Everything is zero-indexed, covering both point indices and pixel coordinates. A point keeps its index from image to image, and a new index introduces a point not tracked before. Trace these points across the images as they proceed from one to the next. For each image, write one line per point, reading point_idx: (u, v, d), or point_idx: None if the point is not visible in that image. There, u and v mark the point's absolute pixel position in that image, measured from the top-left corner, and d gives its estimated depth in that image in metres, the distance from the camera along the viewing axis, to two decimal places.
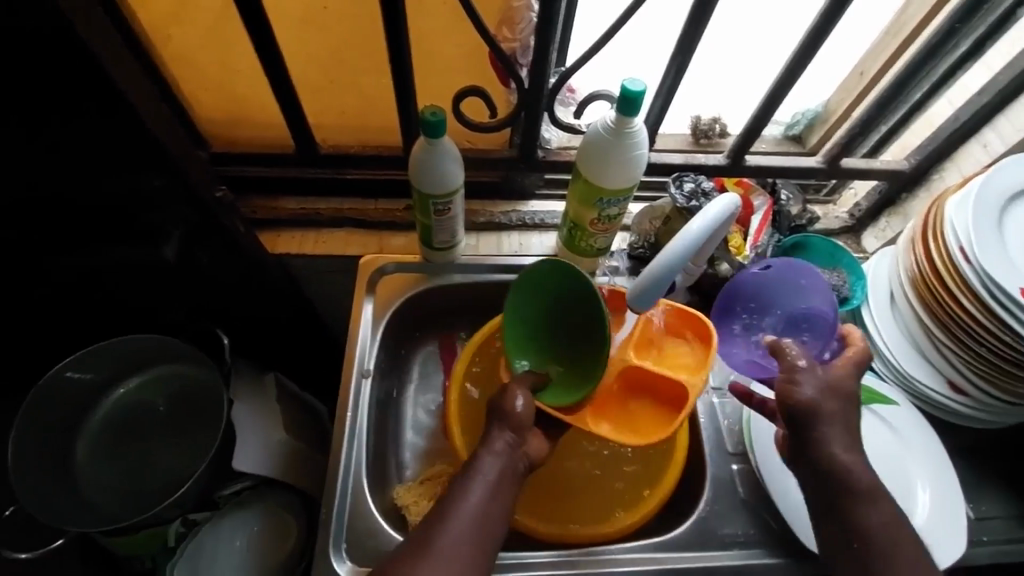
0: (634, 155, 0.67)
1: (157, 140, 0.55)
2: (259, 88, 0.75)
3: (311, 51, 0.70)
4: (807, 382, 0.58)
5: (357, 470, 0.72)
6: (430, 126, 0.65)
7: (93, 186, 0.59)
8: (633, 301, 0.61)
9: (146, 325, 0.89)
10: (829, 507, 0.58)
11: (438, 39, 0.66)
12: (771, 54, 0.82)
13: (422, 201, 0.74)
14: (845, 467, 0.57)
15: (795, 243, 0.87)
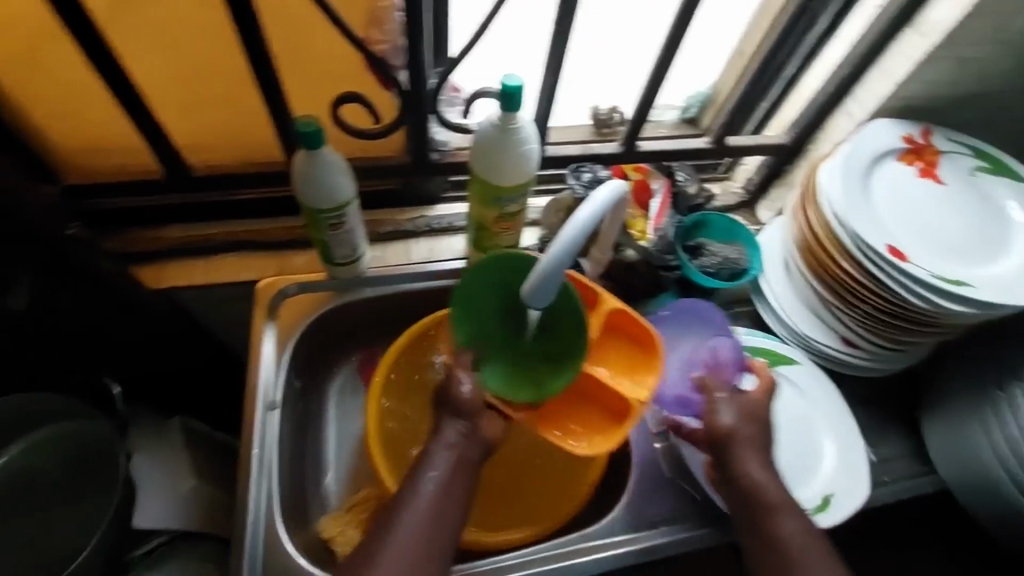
0: (524, 151, 0.67)
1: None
2: (112, 111, 0.68)
3: (169, 66, 0.65)
4: (728, 411, 0.65)
5: (269, 509, 0.67)
6: (307, 137, 0.62)
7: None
8: (531, 299, 0.59)
9: (18, 383, 0.80)
10: (750, 520, 0.62)
11: (305, 46, 0.63)
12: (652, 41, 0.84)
13: (313, 217, 0.70)
14: (759, 485, 0.62)
15: (696, 221, 0.89)
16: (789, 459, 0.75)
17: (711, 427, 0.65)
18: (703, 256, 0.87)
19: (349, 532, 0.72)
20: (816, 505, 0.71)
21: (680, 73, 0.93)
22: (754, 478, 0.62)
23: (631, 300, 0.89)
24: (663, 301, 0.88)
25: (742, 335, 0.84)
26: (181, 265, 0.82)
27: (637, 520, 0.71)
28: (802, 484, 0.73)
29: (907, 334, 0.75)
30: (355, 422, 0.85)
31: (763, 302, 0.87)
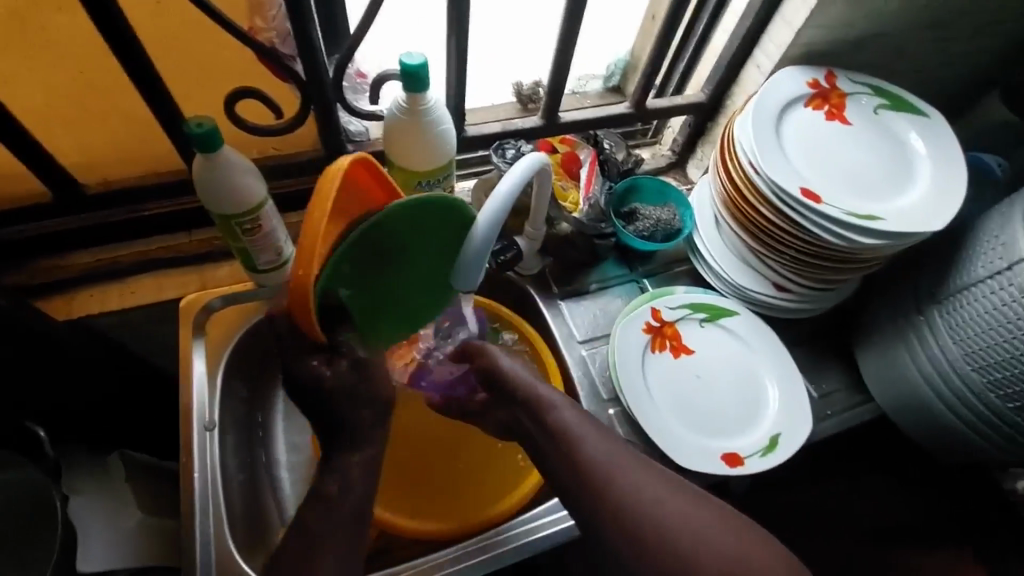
0: (438, 131, 0.65)
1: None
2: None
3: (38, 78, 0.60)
4: (504, 360, 0.67)
5: (219, 532, 0.65)
6: (201, 139, 0.59)
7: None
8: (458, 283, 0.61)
9: None
10: (567, 470, 0.59)
11: (186, 43, 0.60)
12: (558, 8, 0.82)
13: (226, 224, 0.67)
14: (566, 426, 0.61)
15: (627, 186, 0.90)
16: (736, 406, 0.77)
17: (487, 368, 0.66)
18: (637, 221, 0.88)
19: None
20: (764, 447, 0.74)
21: (594, 40, 0.93)
22: (562, 422, 0.61)
23: (572, 272, 0.89)
24: (605, 269, 0.91)
25: (682, 293, 0.85)
26: (94, 291, 0.77)
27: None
28: (750, 429, 0.75)
29: (831, 271, 0.78)
30: (305, 432, 0.82)
31: (699, 259, 0.89)
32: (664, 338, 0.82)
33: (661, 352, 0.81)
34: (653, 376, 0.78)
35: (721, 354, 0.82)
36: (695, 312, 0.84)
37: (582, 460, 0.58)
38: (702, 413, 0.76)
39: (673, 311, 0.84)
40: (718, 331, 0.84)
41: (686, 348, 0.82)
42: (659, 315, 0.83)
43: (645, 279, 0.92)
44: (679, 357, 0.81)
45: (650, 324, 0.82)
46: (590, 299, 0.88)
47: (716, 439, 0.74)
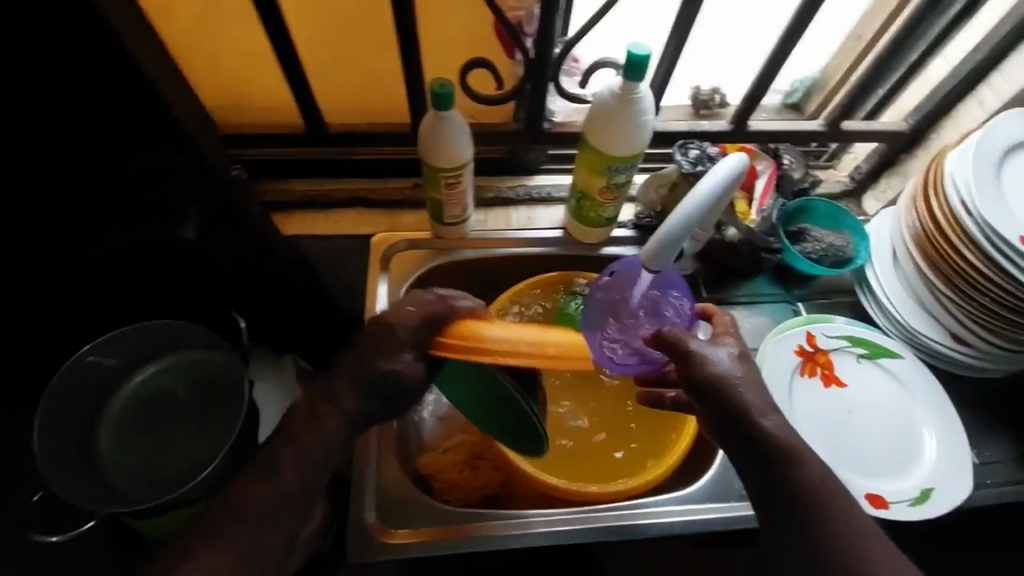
0: (640, 121, 0.69)
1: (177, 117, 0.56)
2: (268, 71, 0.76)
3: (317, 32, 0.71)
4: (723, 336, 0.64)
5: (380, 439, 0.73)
6: (439, 98, 0.67)
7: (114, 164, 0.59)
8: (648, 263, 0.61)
9: (163, 312, 0.90)
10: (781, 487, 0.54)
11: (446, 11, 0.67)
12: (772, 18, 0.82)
13: (432, 175, 0.75)
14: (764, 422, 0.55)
15: (798, 207, 0.88)
16: (886, 450, 0.74)
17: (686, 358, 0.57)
18: (806, 241, 0.86)
19: (450, 471, 0.79)
20: (913, 498, 0.70)
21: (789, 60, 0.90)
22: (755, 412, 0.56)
23: (725, 280, 0.89)
24: (757, 285, 0.90)
25: (842, 323, 0.82)
26: (307, 214, 0.90)
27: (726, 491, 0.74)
28: (898, 475, 0.72)
29: None
30: None
31: (866, 292, 0.85)
32: (816, 365, 0.80)
33: (811, 378, 0.79)
34: (798, 399, 0.77)
35: (876, 393, 0.78)
36: (854, 345, 0.81)
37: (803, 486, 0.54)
38: (846, 447, 0.74)
39: (830, 339, 0.81)
40: (877, 370, 0.80)
41: (838, 380, 0.79)
42: (813, 340, 0.81)
43: (799, 302, 0.89)
44: (829, 387, 0.79)
45: (802, 348, 0.80)
46: (738, 311, 0.87)
47: (859, 477, 0.72)
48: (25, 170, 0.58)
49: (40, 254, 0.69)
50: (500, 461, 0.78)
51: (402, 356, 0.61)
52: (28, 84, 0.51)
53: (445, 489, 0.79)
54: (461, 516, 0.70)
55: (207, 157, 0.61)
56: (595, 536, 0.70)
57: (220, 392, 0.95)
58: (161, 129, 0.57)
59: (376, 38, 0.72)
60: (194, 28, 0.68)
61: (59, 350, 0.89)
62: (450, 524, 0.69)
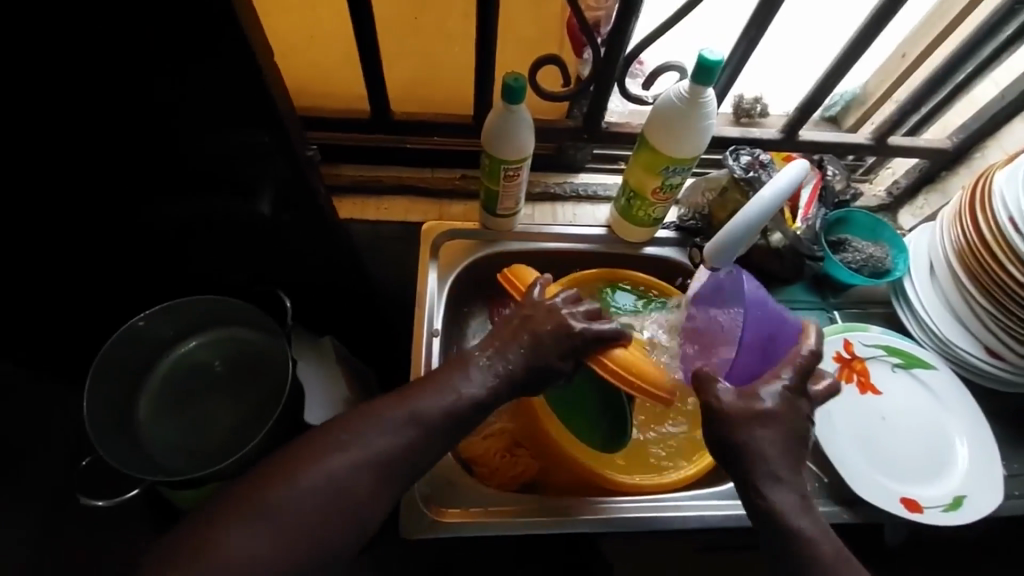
0: (703, 124, 0.71)
1: (270, 94, 0.57)
2: (346, 59, 0.78)
3: (393, 17, 0.73)
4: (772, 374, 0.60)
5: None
6: (511, 91, 0.68)
7: (201, 137, 0.60)
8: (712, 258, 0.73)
9: (211, 287, 0.91)
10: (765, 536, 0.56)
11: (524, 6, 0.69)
12: (827, 35, 0.87)
13: (494, 166, 0.77)
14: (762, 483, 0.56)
15: (839, 217, 0.90)
16: (920, 459, 0.76)
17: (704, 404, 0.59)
18: (845, 251, 0.88)
19: (490, 456, 0.81)
20: (946, 504, 0.73)
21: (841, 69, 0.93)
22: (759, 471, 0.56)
23: (764, 284, 0.92)
24: (793, 291, 0.92)
25: (878, 332, 0.84)
26: (358, 199, 0.91)
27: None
28: (931, 482, 0.74)
29: None
30: None
31: (903, 302, 0.87)
32: (852, 371, 0.82)
33: (847, 384, 0.81)
34: (835, 404, 0.79)
35: (910, 402, 0.80)
36: (889, 354, 0.83)
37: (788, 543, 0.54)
38: (881, 453, 0.76)
39: (866, 347, 0.83)
40: (911, 379, 0.82)
41: (874, 387, 0.81)
42: (850, 347, 0.83)
43: (834, 310, 0.91)
44: (865, 393, 0.81)
45: (840, 354, 0.82)
46: None
47: (893, 482, 0.74)
48: (112, 139, 0.59)
49: (110, 222, 0.70)
50: (540, 449, 0.79)
51: (470, 380, 0.61)
52: (134, 56, 0.52)
53: (485, 474, 0.80)
54: (506, 500, 0.72)
55: (288, 135, 0.63)
56: (634, 525, 0.72)
57: (261, 368, 0.96)
58: (251, 106, 0.58)
59: (452, 28, 0.74)
60: (280, 9, 0.70)
61: (107, 319, 0.90)
62: (496, 506, 0.71)
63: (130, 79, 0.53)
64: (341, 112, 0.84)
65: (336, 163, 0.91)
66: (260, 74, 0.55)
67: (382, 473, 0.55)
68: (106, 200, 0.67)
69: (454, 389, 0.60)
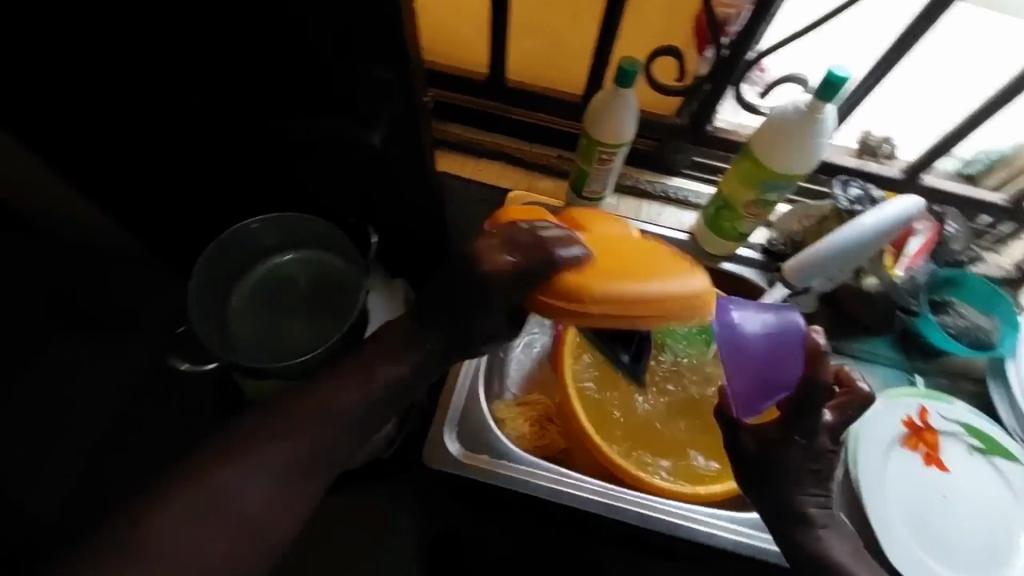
0: (813, 142, 0.69)
1: (404, 37, 0.63)
2: (477, 20, 0.83)
3: None
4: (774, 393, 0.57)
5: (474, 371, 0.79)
6: (625, 74, 0.70)
7: (338, 65, 0.67)
8: (790, 275, 0.72)
9: (311, 209, 1.00)
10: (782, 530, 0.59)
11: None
12: (980, 79, 0.81)
13: (590, 147, 0.79)
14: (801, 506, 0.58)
15: (949, 277, 0.82)
16: (976, 550, 0.69)
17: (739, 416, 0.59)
18: (946, 314, 0.81)
19: (520, 421, 0.83)
20: None
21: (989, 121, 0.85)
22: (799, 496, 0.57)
23: (846, 330, 0.86)
24: (875, 344, 0.86)
25: (961, 407, 0.77)
26: (456, 157, 0.97)
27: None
28: None
29: None
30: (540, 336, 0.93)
31: (1000, 386, 0.81)
32: (921, 441, 0.75)
33: (912, 452, 0.75)
34: (892, 469, 0.73)
35: (979, 489, 0.73)
36: (966, 433, 0.76)
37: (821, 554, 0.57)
38: (933, 531, 0.70)
39: (943, 420, 0.77)
40: (986, 466, 0.75)
41: (941, 463, 0.74)
42: (924, 416, 0.77)
43: (917, 375, 0.84)
44: (929, 466, 0.74)
45: (911, 419, 0.76)
46: (847, 364, 0.84)
47: (938, 564, 0.68)
48: None
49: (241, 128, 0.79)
50: (570, 429, 0.80)
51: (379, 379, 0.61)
52: None
53: (512, 437, 0.82)
54: (526, 463, 0.74)
55: (411, 75, 0.68)
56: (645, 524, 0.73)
57: (334, 294, 1.04)
58: (386, 40, 0.64)
59: (581, 8, 0.77)
60: None
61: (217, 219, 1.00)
62: (516, 463, 0.74)
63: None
64: (460, 70, 0.89)
65: (444, 120, 0.97)
66: (400, 16, 0.61)
67: (287, 482, 0.53)
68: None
69: (364, 384, 0.59)
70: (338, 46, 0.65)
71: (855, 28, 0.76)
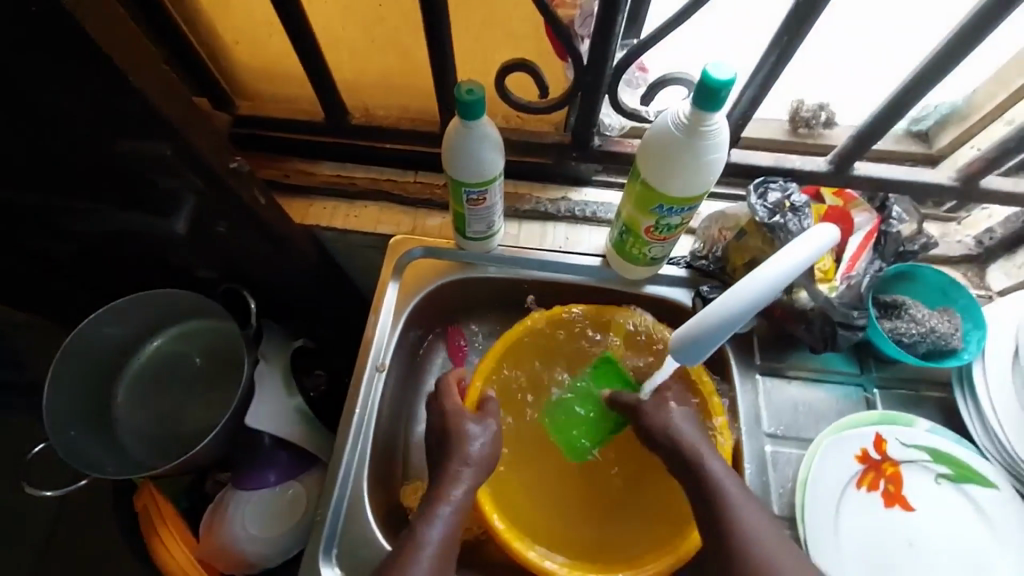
0: (707, 158, 0.55)
1: (133, 91, 0.48)
2: (294, 64, 0.73)
3: (350, 11, 0.65)
4: (681, 415, 0.64)
5: (357, 444, 0.70)
6: (466, 105, 0.56)
7: (85, 137, 0.52)
8: (676, 351, 0.53)
9: (183, 280, 0.90)
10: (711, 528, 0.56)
11: (483, 21, 0.60)
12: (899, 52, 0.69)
13: (453, 189, 0.66)
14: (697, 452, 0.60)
15: (899, 272, 0.72)
16: None
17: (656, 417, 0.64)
18: (899, 319, 0.69)
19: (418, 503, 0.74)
20: None
21: (890, 82, 0.73)
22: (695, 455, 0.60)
23: (786, 347, 0.74)
24: (829, 359, 0.74)
25: (924, 430, 0.67)
26: (327, 204, 0.85)
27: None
28: None
29: None
30: None
31: (966, 394, 0.69)
32: (879, 477, 0.66)
33: (869, 492, 0.66)
34: (848, 515, 0.65)
35: (955, 534, 0.64)
36: (935, 461, 0.67)
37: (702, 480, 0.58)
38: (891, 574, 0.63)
39: (905, 448, 0.67)
40: (957, 496, 0.65)
41: (904, 502, 0.65)
42: (882, 447, 0.67)
43: (875, 389, 0.73)
44: (891, 507, 0.65)
45: (866, 453, 0.67)
46: (797, 387, 0.72)
47: None
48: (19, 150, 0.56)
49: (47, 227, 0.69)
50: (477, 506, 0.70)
51: None
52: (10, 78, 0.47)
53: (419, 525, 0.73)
54: None
55: (195, 148, 0.55)
56: None
57: (233, 361, 0.94)
58: (139, 120, 0.51)
59: (400, 21, 0.66)
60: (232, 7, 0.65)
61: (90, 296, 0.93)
62: None
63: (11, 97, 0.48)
64: (290, 114, 0.78)
65: (331, 162, 0.85)
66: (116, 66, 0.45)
67: None
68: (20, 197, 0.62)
69: None
70: (70, 116, 0.50)
71: (734, 16, 0.60)
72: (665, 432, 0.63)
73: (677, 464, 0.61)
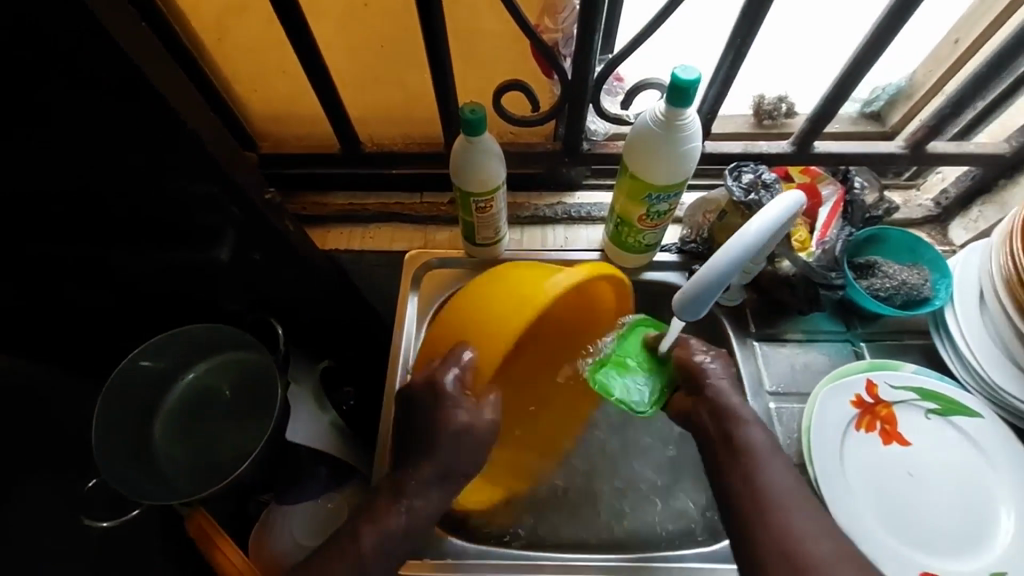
0: (686, 148, 0.63)
1: (188, 136, 0.56)
2: (307, 106, 0.81)
3: (359, 54, 0.74)
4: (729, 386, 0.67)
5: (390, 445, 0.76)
6: (469, 123, 0.64)
7: (140, 173, 0.59)
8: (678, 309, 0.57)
9: (212, 314, 0.96)
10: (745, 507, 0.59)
11: (476, 50, 0.69)
12: (839, 43, 0.79)
13: (463, 199, 0.73)
14: (749, 443, 0.62)
15: (870, 235, 0.79)
16: (940, 513, 0.68)
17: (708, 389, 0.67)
18: (873, 277, 0.77)
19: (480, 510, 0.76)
20: (955, 545, 0.66)
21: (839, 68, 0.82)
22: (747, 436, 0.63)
23: (777, 315, 0.81)
24: (815, 321, 0.81)
25: (911, 372, 0.74)
26: (344, 230, 0.93)
27: (687, 535, 0.78)
28: (949, 524, 0.67)
29: None
30: None
31: (944, 338, 0.76)
32: (875, 419, 0.72)
33: (868, 433, 0.72)
34: (852, 456, 0.70)
35: (948, 462, 0.70)
36: (923, 399, 0.73)
37: (751, 459, 0.61)
38: (897, 504, 0.68)
39: (895, 390, 0.73)
40: (948, 428, 0.72)
41: (901, 438, 0.72)
42: (874, 391, 0.73)
43: (862, 343, 0.80)
44: (889, 444, 0.71)
45: (861, 398, 0.73)
46: (792, 348, 0.79)
47: (897, 539, 0.66)
48: (79, 200, 0.63)
49: (94, 272, 0.75)
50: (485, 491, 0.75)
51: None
52: (85, 133, 0.54)
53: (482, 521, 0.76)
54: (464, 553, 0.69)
55: (237, 184, 0.63)
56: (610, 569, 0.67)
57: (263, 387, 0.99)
58: (192, 161, 0.58)
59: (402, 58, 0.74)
60: (252, 61, 0.74)
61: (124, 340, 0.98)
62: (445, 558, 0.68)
63: (84, 148, 0.56)
64: (306, 147, 0.87)
65: (344, 192, 0.93)
66: (177, 116, 0.54)
67: None
68: (74, 243, 0.69)
69: None
70: (131, 160, 0.57)
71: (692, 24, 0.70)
72: (729, 400, 0.66)
73: (727, 435, 0.64)
